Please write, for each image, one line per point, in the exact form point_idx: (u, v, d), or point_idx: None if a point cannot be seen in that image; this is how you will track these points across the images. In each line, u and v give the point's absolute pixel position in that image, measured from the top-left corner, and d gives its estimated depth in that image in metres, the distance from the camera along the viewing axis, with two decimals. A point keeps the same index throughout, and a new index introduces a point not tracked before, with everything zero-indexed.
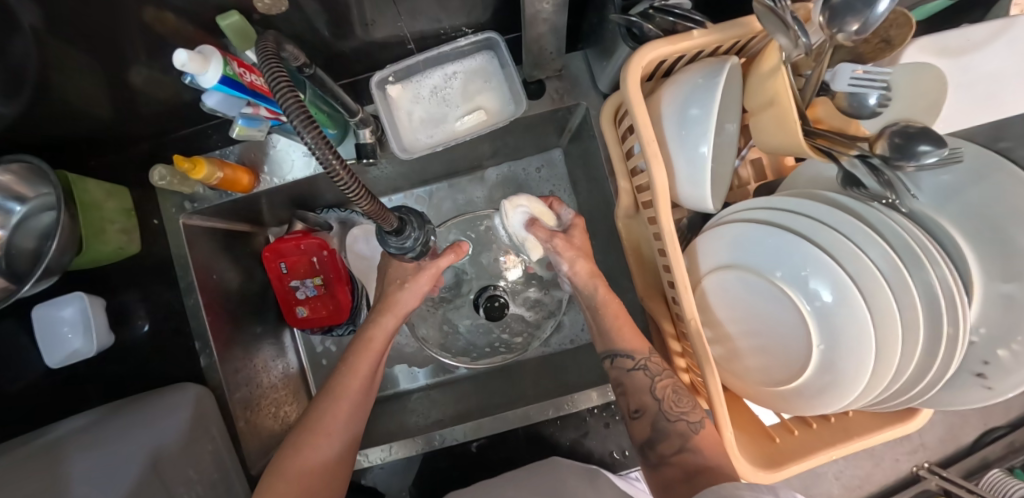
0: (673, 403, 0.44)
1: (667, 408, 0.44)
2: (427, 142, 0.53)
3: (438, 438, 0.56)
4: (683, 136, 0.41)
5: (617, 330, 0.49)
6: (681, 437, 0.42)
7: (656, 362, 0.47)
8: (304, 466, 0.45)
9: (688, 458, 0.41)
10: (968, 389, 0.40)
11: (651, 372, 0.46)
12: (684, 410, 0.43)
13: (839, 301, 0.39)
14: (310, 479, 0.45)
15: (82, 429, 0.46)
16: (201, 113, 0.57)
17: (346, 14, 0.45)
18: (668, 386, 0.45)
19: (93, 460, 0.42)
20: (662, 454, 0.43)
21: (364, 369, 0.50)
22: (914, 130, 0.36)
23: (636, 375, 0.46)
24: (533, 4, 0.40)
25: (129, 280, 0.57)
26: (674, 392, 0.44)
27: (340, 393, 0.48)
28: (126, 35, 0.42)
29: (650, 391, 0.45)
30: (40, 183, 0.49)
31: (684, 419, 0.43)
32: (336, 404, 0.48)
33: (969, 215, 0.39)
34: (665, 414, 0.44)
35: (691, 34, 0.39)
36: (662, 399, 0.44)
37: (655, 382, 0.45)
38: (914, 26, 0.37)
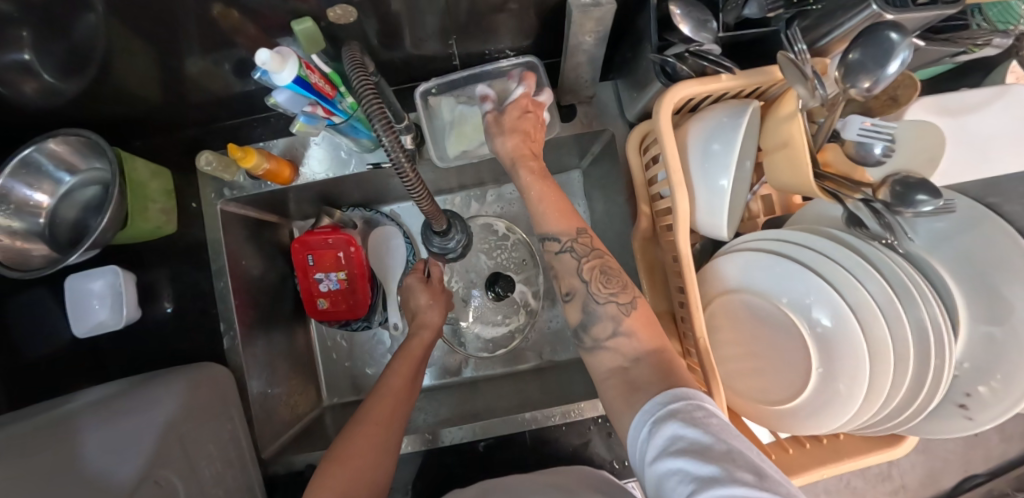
0: (603, 285, 0.44)
1: (597, 290, 0.44)
2: (466, 153, 0.56)
3: (443, 437, 0.57)
4: (705, 168, 0.45)
5: (545, 214, 0.47)
6: (613, 321, 0.42)
7: (585, 241, 0.46)
8: (348, 455, 0.43)
9: (623, 345, 0.41)
10: (953, 420, 0.43)
11: (579, 254, 0.45)
12: (612, 292, 0.43)
13: (838, 328, 0.43)
14: (355, 466, 0.42)
15: (89, 407, 0.46)
16: (249, 105, 0.60)
17: (400, 28, 0.49)
18: (596, 266, 0.44)
19: (105, 431, 0.42)
20: (596, 337, 0.43)
21: (407, 371, 0.54)
22: (913, 181, 0.40)
23: (564, 258, 0.46)
24: (577, 36, 0.47)
25: (159, 258, 0.59)
26: (602, 272, 0.44)
27: (386, 393, 0.50)
28: (195, 29, 0.45)
29: (578, 273, 0.45)
30: (94, 158, 0.51)
31: (612, 301, 0.43)
32: (382, 397, 0.50)
33: (960, 258, 0.43)
34: (594, 296, 0.43)
35: (719, 78, 0.44)
36: (589, 280, 0.44)
37: (582, 263, 0.44)
38: (919, 87, 0.43)
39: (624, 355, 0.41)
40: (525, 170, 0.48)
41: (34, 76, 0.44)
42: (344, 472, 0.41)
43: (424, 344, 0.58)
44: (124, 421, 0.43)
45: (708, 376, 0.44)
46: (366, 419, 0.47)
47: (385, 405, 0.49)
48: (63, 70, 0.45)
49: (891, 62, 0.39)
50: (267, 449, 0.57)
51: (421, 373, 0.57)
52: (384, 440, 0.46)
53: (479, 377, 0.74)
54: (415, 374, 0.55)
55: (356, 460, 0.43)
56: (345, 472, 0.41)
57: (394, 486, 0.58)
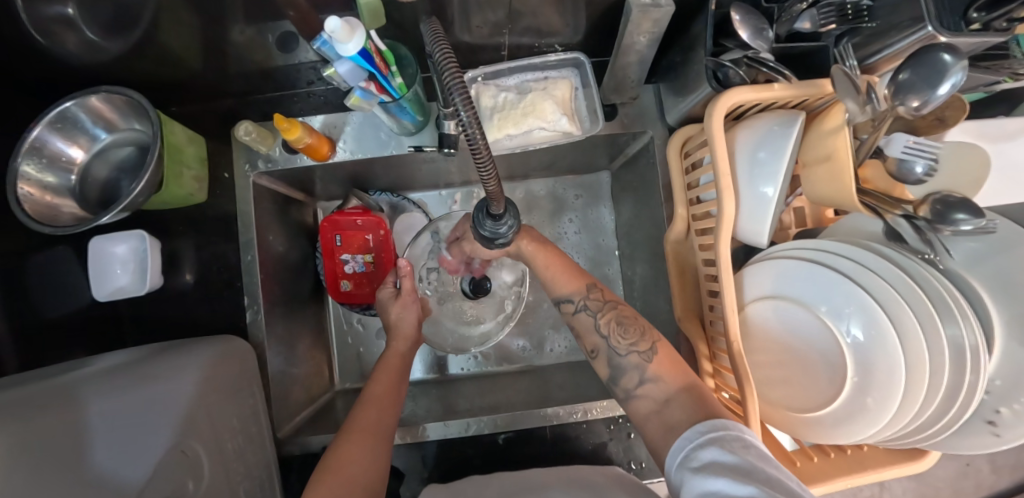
0: (620, 335, 0.47)
1: (616, 343, 0.47)
2: (508, 145, 0.55)
3: (435, 432, 0.57)
4: (751, 175, 0.46)
5: (554, 278, 0.53)
6: (639, 367, 0.45)
7: (595, 298, 0.51)
8: (336, 463, 0.41)
9: (651, 390, 0.43)
10: (979, 437, 0.43)
11: (592, 310, 0.50)
12: (632, 341, 0.46)
13: (874, 340, 0.43)
14: (347, 470, 0.41)
15: (100, 374, 0.43)
16: (290, 79, 0.60)
17: (453, 15, 0.49)
18: (611, 319, 0.48)
19: (118, 401, 0.39)
20: (626, 388, 0.45)
21: (387, 383, 0.52)
22: (954, 200, 0.42)
23: (580, 316, 0.51)
24: (633, 35, 0.47)
25: (186, 227, 0.58)
26: (619, 323, 0.48)
27: (370, 399, 0.50)
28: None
29: (596, 329, 0.49)
30: (134, 118, 0.50)
31: (634, 350, 0.46)
32: (366, 406, 0.49)
33: (997, 279, 0.44)
34: (615, 348, 0.47)
35: (773, 86, 0.44)
36: (609, 334, 0.48)
37: (599, 319, 0.49)
38: (968, 109, 0.42)
39: (657, 400, 0.43)
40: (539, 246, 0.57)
41: (76, 32, 0.42)
42: (337, 476, 0.40)
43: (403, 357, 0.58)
44: (142, 389, 0.41)
45: (741, 380, 0.44)
46: (354, 428, 0.46)
47: (368, 413, 0.48)
48: (105, 29, 0.43)
49: (942, 84, 0.39)
50: (283, 428, 0.57)
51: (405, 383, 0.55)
52: (375, 448, 0.44)
53: (485, 371, 0.73)
54: (398, 385, 0.53)
55: (347, 469, 0.41)
56: (340, 479, 0.40)
57: (408, 472, 0.57)
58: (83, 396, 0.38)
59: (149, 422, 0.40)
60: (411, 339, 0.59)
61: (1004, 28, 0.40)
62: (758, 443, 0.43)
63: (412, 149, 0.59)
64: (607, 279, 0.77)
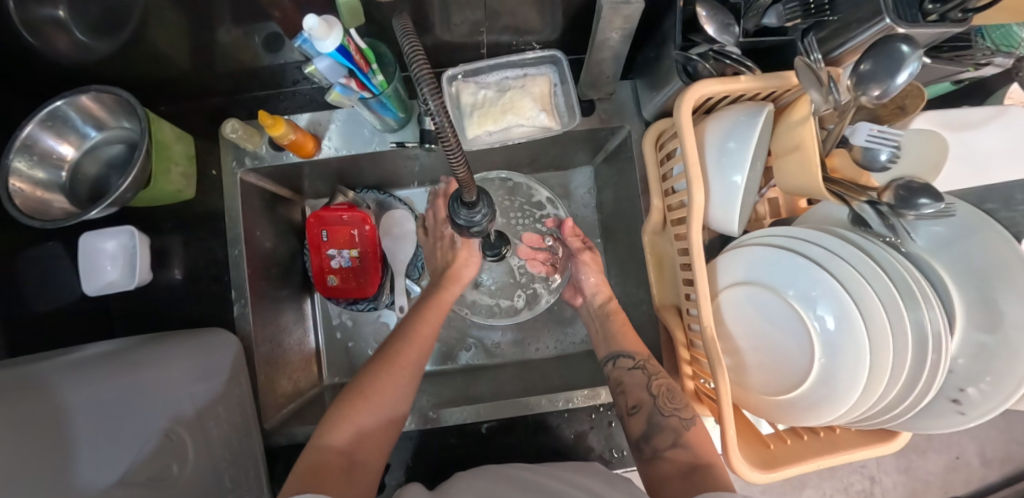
0: (667, 400, 0.51)
1: (662, 405, 0.51)
2: (488, 140, 0.57)
3: (431, 417, 0.58)
4: (721, 165, 0.47)
5: (622, 338, 0.59)
6: (674, 431, 0.48)
7: (651, 365, 0.55)
8: (366, 394, 0.49)
9: (679, 454, 0.46)
10: (945, 415, 0.44)
11: (648, 372, 0.54)
12: (677, 407, 0.50)
13: (841, 322, 0.44)
14: (375, 409, 0.48)
15: (89, 361, 0.45)
16: (277, 79, 0.61)
17: (431, 14, 0.51)
18: (662, 384, 0.52)
19: (100, 389, 0.40)
20: (656, 447, 0.48)
21: (430, 320, 0.60)
22: (917, 186, 0.43)
23: (634, 373, 0.54)
24: (605, 31, 0.48)
25: (174, 223, 0.59)
26: (667, 390, 0.52)
27: (416, 335, 0.57)
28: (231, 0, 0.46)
29: (646, 388, 0.52)
30: (124, 117, 0.51)
31: (676, 415, 0.49)
32: (412, 342, 0.56)
33: (959, 262, 0.45)
34: (659, 409, 0.50)
35: (739, 78, 0.46)
36: (657, 396, 0.51)
37: (652, 381, 0.53)
38: (925, 98, 0.45)
39: (681, 465, 0.46)
40: (607, 298, 0.66)
41: (67, 33, 0.44)
42: (367, 408, 0.48)
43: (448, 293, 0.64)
44: (124, 378, 0.42)
45: (714, 365, 0.45)
46: (394, 365, 0.52)
47: (410, 352, 0.54)
48: (94, 31, 0.45)
49: (900, 73, 0.41)
50: (270, 420, 0.57)
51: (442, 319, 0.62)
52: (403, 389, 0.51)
53: (475, 365, 0.74)
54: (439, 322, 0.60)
55: (375, 402, 0.48)
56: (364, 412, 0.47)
57: (393, 462, 0.58)
58: (69, 381, 0.39)
59: (134, 408, 0.41)
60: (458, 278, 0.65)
61: (961, 19, 0.41)
62: (730, 425, 0.44)
63: (395, 144, 0.61)
64: None
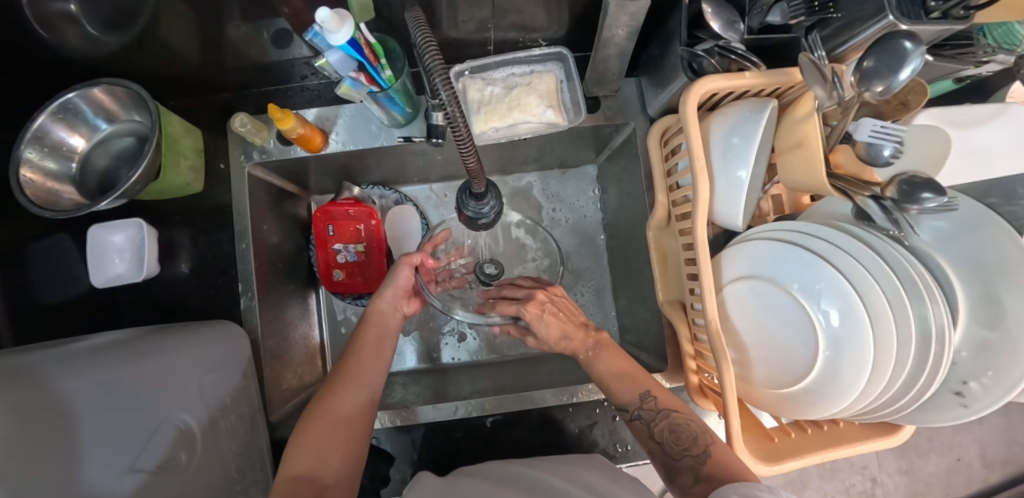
0: (676, 442, 0.46)
1: (670, 450, 0.46)
2: (494, 135, 0.57)
3: (427, 414, 0.59)
4: (726, 160, 0.48)
5: (611, 387, 0.52)
6: (695, 467, 0.43)
7: (651, 406, 0.49)
8: (314, 423, 0.46)
9: (705, 490, 0.40)
10: (949, 408, 0.45)
11: (647, 419, 0.48)
12: (686, 446, 0.45)
13: (844, 315, 0.45)
14: (330, 426, 0.46)
15: (96, 350, 0.45)
16: (285, 75, 0.62)
17: (438, 10, 0.51)
18: (665, 428, 0.47)
19: (103, 386, 0.40)
20: (682, 487, 0.43)
21: (371, 342, 0.55)
22: (919, 180, 0.43)
23: (635, 425, 0.49)
24: (611, 27, 0.49)
25: (182, 216, 0.60)
26: (673, 431, 0.46)
27: (361, 348, 0.54)
28: None
29: (651, 437, 0.48)
30: (134, 110, 0.52)
31: (688, 454, 0.44)
32: (355, 362, 0.52)
33: (962, 255, 0.46)
34: (670, 455, 0.46)
35: (744, 75, 0.46)
36: (664, 443, 0.47)
37: (652, 427, 0.48)
38: (929, 93, 0.46)
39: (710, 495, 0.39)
40: (612, 356, 0.54)
41: (79, 25, 0.45)
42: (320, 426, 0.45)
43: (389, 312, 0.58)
44: (129, 371, 0.43)
45: (718, 358, 0.45)
46: (332, 389, 0.49)
47: (351, 373, 0.51)
48: (106, 24, 0.45)
49: (903, 69, 0.42)
50: (276, 413, 0.58)
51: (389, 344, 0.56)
52: (347, 415, 0.47)
53: (475, 361, 0.74)
54: (383, 345, 0.56)
55: (322, 433, 0.45)
56: (312, 445, 0.44)
57: (398, 456, 0.58)
58: (80, 375, 0.40)
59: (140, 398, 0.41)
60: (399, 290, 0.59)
61: (963, 16, 0.42)
62: (735, 417, 0.44)
63: (402, 139, 0.61)
64: (595, 270, 0.79)
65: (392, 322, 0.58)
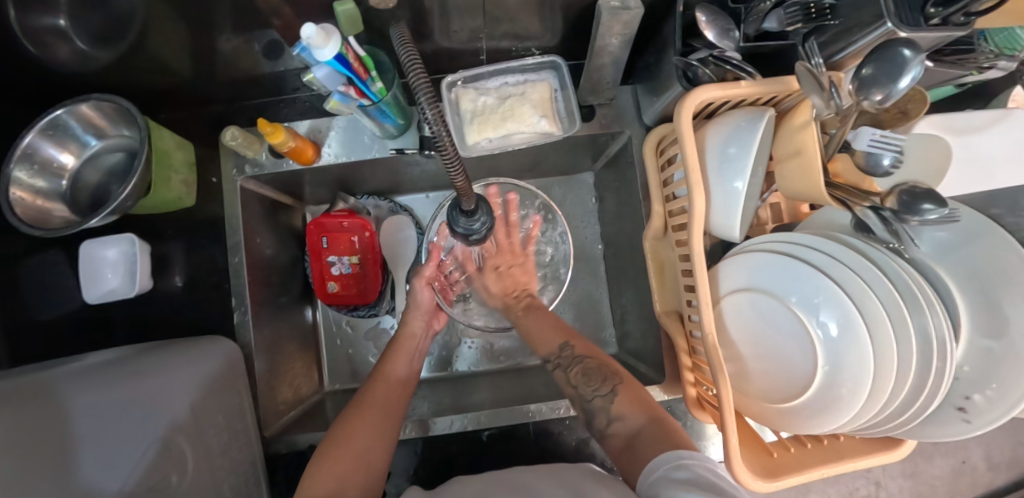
0: (586, 383, 0.51)
1: (583, 391, 0.51)
2: (487, 146, 0.56)
3: (433, 426, 0.57)
4: (722, 171, 0.47)
5: (534, 339, 0.59)
6: (606, 409, 0.48)
7: (565, 355, 0.55)
8: (350, 425, 0.48)
9: (620, 428, 0.46)
10: (951, 423, 0.44)
11: (563, 365, 0.54)
12: (597, 386, 0.50)
13: (843, 329, 0.44)
14: (376, 407, 0.51)
15: (84, 372, 0.44)
16: (277, 87, 0.61)
17: (429, 21, 0.51)
18: (577, 371, 0.52)
19: (93, 405, 0.40)
20: (600, 428, 0.48)
21: (406, 349, 0.60)
22: (920, 192, 0.42)
23: (555, 373, 0.55)
24: (604, 37, 0.48)
25: (175, 230, 0.60)
26: (584, 375, 0.52)
27: (405, 337, 0.62)
28: (227, 10, 0.45)
29: (567, 383, 0.53)
30: (123, 125, 0.51)
31: (599, 395, 0.49)
32: (398, 349, 0.60)
33: (963, 267, 0.45)
34: (583, 396, 0.50)
35: (740, 84, 0.45)
36: (577, 385, 0.51)
37: (568, 373, 0.53)
38: (929, 102, 0.44)
39: (626, 432, 0.45)
40: (527, 312, 0.63)
41: (68, 42, 0.44)
42: (363, 417, 0.49)
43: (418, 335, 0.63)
44: (118, 390, 0.42)
45: (715, 372, 0.44)
46: (380, 377, 0.55)
47: (397, 359, 0.58)
48: (95, 40, 0.45)
49: (902, 77, 0.40)
50: (270, 427, 0.58)
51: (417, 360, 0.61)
52: (393, 400, 0.52)
53: (478, 370, 0.74)
54: (416, 350, 0.61)
55: (360, 430, 0.48)
56: (353, 440, 0.46)
57: (395, 471, 0.58)
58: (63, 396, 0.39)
59: (129, 420, 0.41)
60: (426, 311, 0.65)
61: (963, 22, 0.41)
62: (734, 435, 0.43)
63: (395, 151, 0.61)
64: (592, 278, 0.79)
65: (420, 344, 0.63)
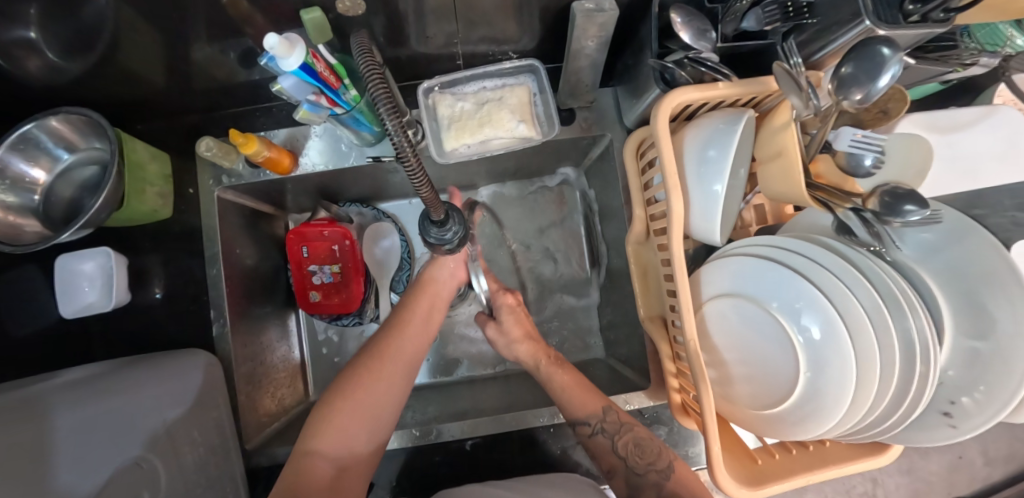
0: (638, 457, 0.49)
1: (634, 464, 0.49)
2: (465, 152, 0.55)
3: (436, 432, 0.57)
4: (701, 174, 0.46)
5: (571, 401, 0.53)
6: (659, 485, 0.46)
7: (611, 421, 0.51)
8: None
9: None
10: (937, 428, 0.43)
11: (608, 432, 0.50)
12: (650, 461, 0.48)
13: (826, 335, 0.43)
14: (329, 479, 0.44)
15: (60, 390, 0.44)
16: (254, 96, 0.61)
17: (403, 28, 0.50)
18: (629, 442, 0.50)
19: (77, 419, 0.40)
20: None
21: (418, 319, 0.59)
22: (903, 191, 0.41)
23: (596, 439, 0.51)
24: (579, 39, 0.47)
25: (152, 243, 0.59)
26: (635, 446, 0.50)
27: (427, 289, 0.62)
28: (195, 21, 0.44)
29: (613, 451, 0.50)
30: (94, 138, 0.51)
31: (652, 469, 0.48)
32: (403, 335, 0.56)
33: (946, 269, 0.44)
34: (632, 470, 0.48)
35: (717, 85, 0.44)
36: (626, 456, 0.49)
37: (616, 441, 0.50)
38: (909, 101, 0.43)
39: None
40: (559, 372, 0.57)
41: (39, 55, 0.43)
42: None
43: (442, 284, 0.63)
44: (99, 405, 0.42)
45: (697, 380, 0.43)
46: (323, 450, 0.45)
47: (349, 425, 0.47)
48: (63, 53, 0.44)
49: (882, 75, 0.39)
50: (252, 441, 0.57)
51: (432, 321, 0.61)
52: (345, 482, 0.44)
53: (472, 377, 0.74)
54: (425, 326, 0.59)
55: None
56: None
57: (377, 482, 0.57)
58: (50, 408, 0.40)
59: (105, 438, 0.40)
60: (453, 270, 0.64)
61: (943, 19, 0.40)
62: (716, 442, 0.42)
63: (372, 159, 0.60)
64: (579, 282, 0.78)
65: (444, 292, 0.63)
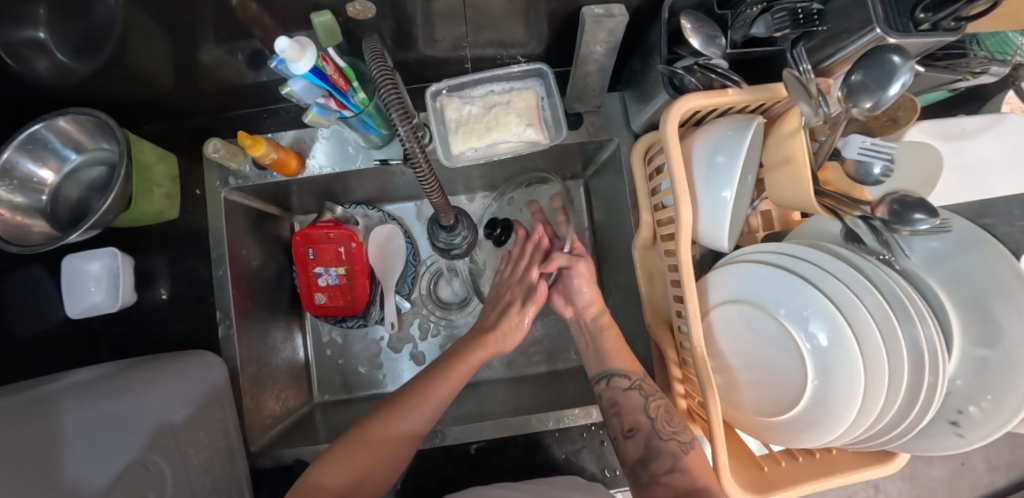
0: (665, 422, 0.48)
1: (660, 427, 0.47)
2: (472, 155, 0.55)
3: (442, 436, 0.57)
4: (710, 180, 0.46)
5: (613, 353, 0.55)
6: (672, 456, 0.45)
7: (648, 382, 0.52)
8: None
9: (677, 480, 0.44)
10: (943, 437, 0.43)
11: (645, 392, 0.51)
12: (676, 430, 0.47)
13: (835, 342, 0.43)
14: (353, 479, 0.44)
15: (66, 391, 0.43)
16: (261, 97, 0.61)
17: (411, 31, 0.50)
18: (660, 405, 0.49)
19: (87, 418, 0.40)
20: (653, 472, 0.45)
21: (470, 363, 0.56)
22: (911, 201, 0.42)
23: (631, 393, 0.51)
24: (589, 44, 0.47)
25: (159, 244, 0.59)
26: (666, 412, 0.49)
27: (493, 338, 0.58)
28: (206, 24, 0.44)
29: (644, 410, 0.49)
30: (102, 138, 0.51)
31: (675, 438, 0.46)
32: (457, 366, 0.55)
33: (954, 277, 0.44)
34: (657, 432, 0.47)
35: (727, 92, 0.44)
36: (655, 418, 0.48)
37: (650, 402, 0.50)
38: (920, 109, 0.44)
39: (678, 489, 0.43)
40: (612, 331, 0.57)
41: (49, 55, 0.43)
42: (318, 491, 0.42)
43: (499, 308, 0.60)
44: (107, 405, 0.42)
45: (704, 387, 0.43)
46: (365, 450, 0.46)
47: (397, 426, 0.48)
48: (72, 54, 0.44)
49: (892, 84, 0.39)
50: (256, 442, 0.57)
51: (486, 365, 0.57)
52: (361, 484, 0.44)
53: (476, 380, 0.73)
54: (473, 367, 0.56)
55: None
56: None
57: None
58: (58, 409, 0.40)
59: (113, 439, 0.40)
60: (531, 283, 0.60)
61: (953, 28, 0.40)
62: (722, 447, 0.42)
63: (379, 161, 0.60)
64: None
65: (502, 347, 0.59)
